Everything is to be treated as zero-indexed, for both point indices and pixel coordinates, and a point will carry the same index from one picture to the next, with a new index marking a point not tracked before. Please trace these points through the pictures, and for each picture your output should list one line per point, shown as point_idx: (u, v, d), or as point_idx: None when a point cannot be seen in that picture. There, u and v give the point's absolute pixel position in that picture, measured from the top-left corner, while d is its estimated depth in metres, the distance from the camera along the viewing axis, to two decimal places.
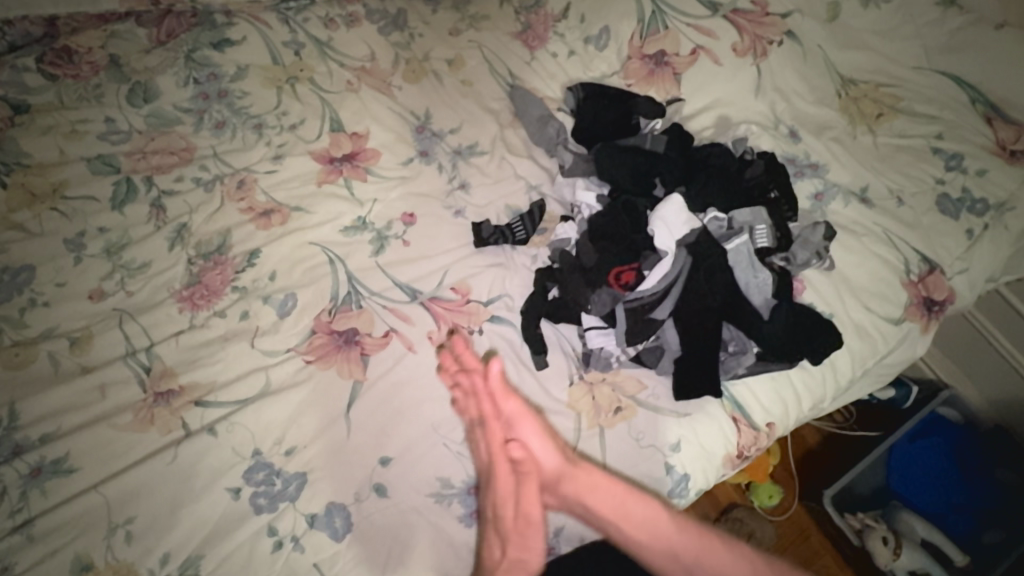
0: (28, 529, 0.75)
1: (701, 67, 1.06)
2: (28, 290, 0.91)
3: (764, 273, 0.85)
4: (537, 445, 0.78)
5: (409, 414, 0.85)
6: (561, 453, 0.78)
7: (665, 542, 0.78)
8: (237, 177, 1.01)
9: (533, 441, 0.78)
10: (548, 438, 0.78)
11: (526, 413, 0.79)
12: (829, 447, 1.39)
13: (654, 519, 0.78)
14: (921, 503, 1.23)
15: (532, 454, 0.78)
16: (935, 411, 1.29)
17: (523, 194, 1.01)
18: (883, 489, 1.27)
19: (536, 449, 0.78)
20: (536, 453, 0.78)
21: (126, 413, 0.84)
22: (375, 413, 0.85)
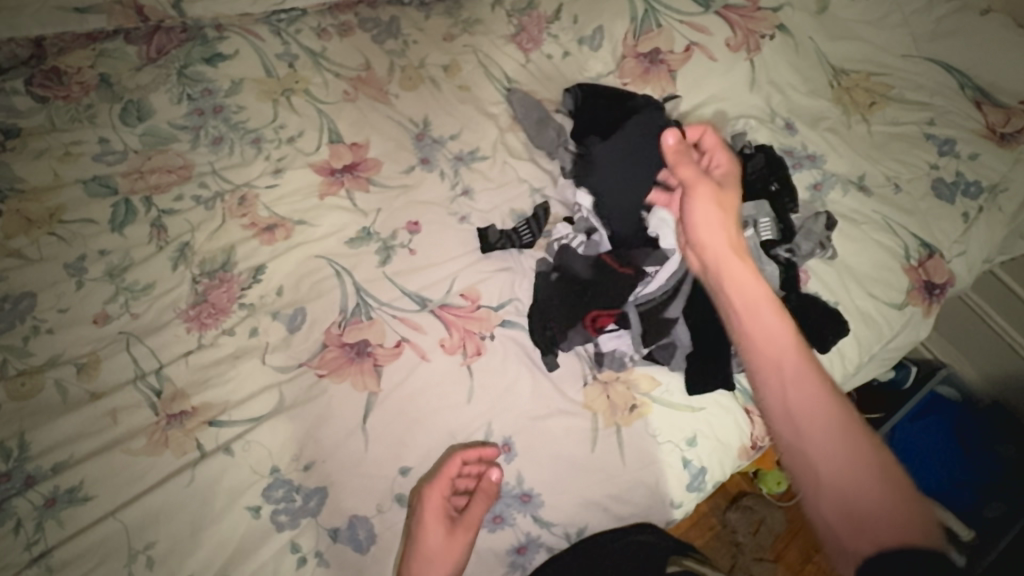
0: (47, 561, 0.75)
1: (696, 63, 1.07)
2: (31, 318, 0.90)
3: (772, 265, 0.86)
4: (707, 213, 0.76)
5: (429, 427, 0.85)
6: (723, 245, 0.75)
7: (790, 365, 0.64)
8: (237, 193, 1.00)
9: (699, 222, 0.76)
10: (714, 224, 0.76)
11: (710, 181, 0.80)
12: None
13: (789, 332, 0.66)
14: (926, 482, 1.24)
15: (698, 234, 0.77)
16: (935, 390, 1.32)
17: (527, 198, 1.01)
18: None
19: (707, 213, 0.77)
20: (709, 216, 0.77)
21: (139, 437, 0.83)
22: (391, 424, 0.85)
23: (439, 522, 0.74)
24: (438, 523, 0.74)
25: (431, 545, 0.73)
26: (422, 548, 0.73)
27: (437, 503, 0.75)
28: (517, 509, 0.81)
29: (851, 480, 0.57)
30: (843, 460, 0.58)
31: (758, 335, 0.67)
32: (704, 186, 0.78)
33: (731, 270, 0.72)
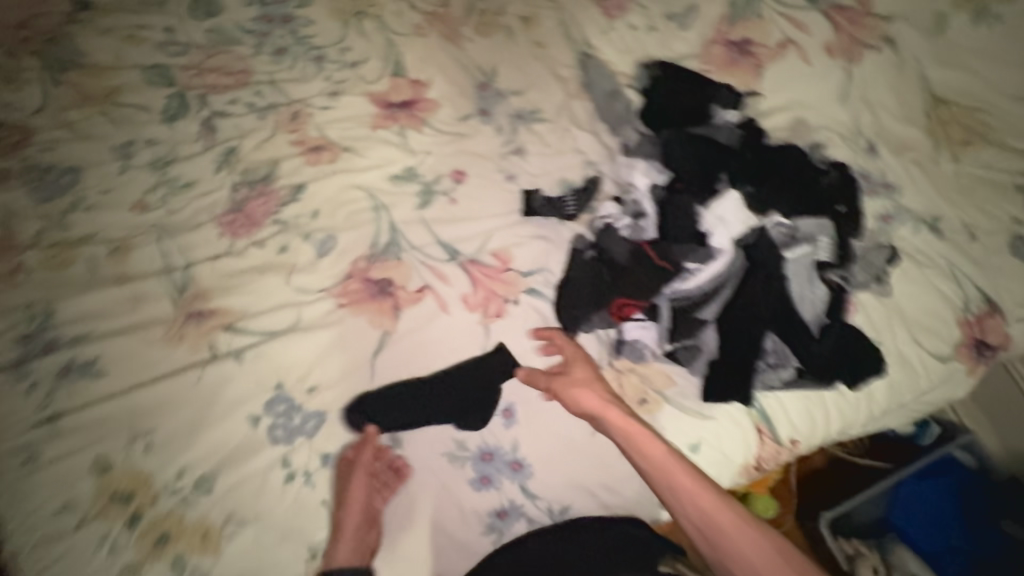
0: (55, 424, 0.80)
1: (787, 62, 1.01)
2: (74, 192, 0.92)
3: (820, 289, 0.82)
4: (580, 399, 0.77)
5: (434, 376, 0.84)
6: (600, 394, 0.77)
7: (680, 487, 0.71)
8: (292, 108, 0.99)
9: (578, 393, 0.77)
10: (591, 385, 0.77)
11: (601, 380, 0.79)
12: (834, 471, 1.37)
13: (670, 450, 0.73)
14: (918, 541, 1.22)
15: (581, 407, 0.77)
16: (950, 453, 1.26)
17: (579, 169, 0.96)
18: (882, 520, 1.25)
19: (585, 394, 0.77)
20: (623, 421, 0.75)
21: (158, 327, 0.86)
22: (402, 392, 0.82)
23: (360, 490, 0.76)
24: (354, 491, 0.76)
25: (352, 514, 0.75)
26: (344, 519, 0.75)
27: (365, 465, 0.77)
28: (506, 475, 0.80)
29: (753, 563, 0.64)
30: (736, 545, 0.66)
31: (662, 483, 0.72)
32: (572, 365, 0.80)
33: (616, 425, 0.75)
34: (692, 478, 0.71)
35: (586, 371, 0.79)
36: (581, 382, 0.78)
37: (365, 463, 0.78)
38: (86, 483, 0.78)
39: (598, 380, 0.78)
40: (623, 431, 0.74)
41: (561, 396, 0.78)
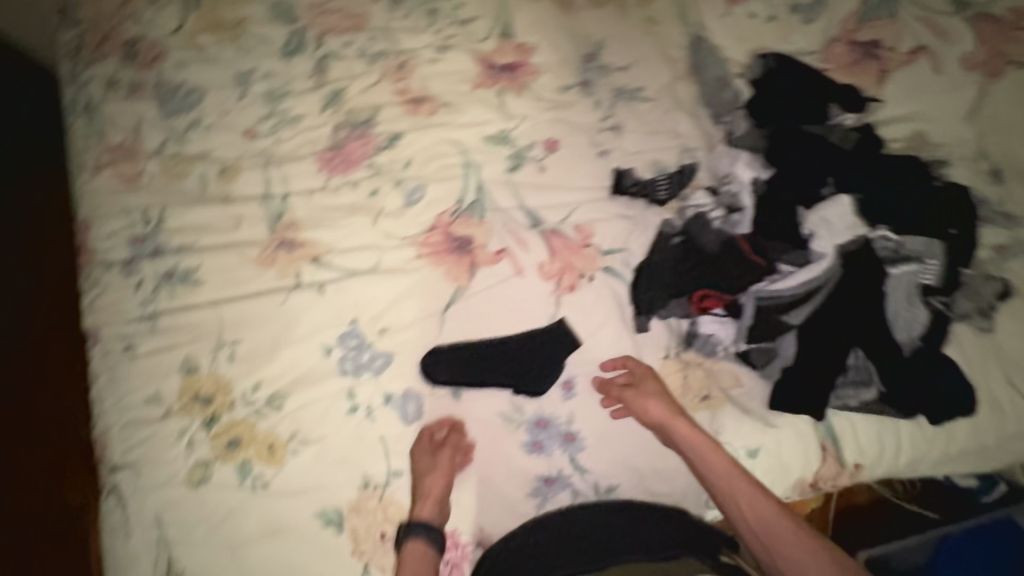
0: (154, 322, 0.88)
1: (917, 68, 0.95)
2: (195, 112, 0.99)
3: (920, 311, 0.77)
4: (651, 412, 0.78)
5: (504, 343, 0.85)
6: (670, 409, 0.79)
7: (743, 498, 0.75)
8: (400, 58, 1.02)
9: (650, 407, 0.78)
10: (663, 399, 0.79)
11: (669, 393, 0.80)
12: (874, 508, 1.22)
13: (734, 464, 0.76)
14: None
15: (652, 419, 0.79)
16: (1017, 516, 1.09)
17: (675, 154, 0.94)
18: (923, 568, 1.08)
19: (656, 407, 0.78)
20: (694, 436, 0.77)
21: (253, 248, 0.91)
22: (472, 355, 0.84)
23: (445, 465, 0.79)
24: (441, 465, 0.79)
25: (438, 483, 0.78)
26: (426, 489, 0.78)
27: (451, 444, 0.80)
28: (558, 445, 0.81)
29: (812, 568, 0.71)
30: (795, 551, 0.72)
31: (728, 494, 0.76)
32: (642, 376, 0.80)
33: (687, 440, 0.77)
34: (755, 492, 0.75)
35: (656, 384, 0.80)
36: (653, 395, 0.79)
37: (453, 444, 0.80)
38: (174, 380, 0.85)
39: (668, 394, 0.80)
40: (691, 444, 0.77)
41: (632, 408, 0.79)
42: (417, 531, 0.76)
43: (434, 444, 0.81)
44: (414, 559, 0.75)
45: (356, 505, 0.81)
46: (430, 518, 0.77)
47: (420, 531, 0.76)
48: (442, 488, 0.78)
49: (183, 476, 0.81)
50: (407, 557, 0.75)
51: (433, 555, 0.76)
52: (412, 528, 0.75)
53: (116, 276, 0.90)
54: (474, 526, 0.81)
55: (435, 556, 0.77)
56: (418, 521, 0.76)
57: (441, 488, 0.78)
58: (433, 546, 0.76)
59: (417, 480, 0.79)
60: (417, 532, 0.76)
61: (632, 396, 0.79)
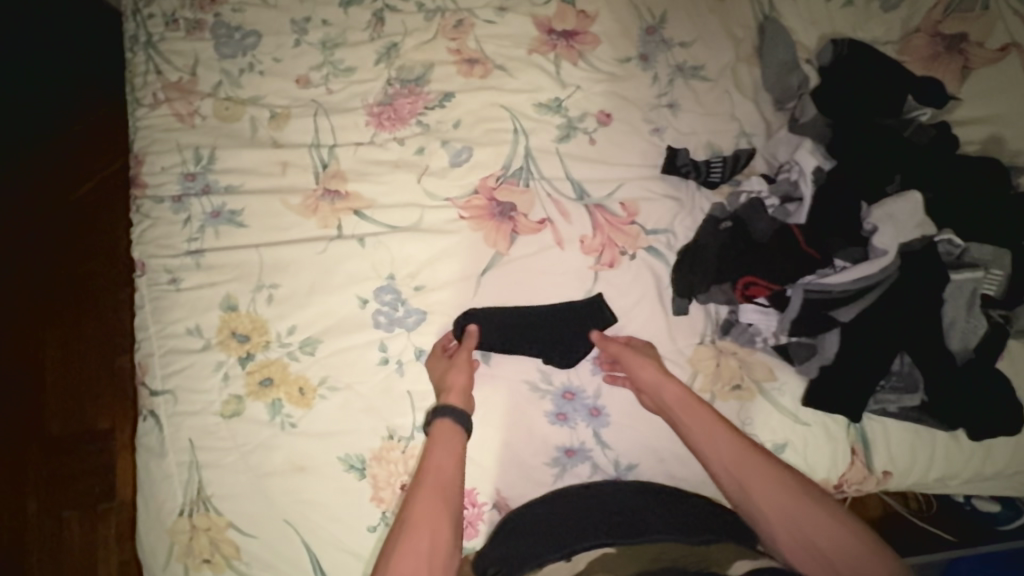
0: (198, 258, 0.90)
1: (1003, 69, 0.89)
2: (251, 55, 0.99)
3: (980, 321, 0.73)
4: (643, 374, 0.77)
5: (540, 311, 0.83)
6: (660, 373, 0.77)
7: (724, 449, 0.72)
8: (457, 16, 1.00)
9: (642, 370, 0.77)
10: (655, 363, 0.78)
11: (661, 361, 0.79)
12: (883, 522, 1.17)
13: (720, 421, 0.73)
14: None
15: (643, 383, 0.77)
16: None
17: (732, 138, 0.92)
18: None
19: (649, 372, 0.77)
20: (680, 396, 0.75)
21: (297, 196, 0.92)
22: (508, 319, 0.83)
23: (465, 361, 0.80)
24: (460, 361, 0.80)
25: (460, 377, 0.79)
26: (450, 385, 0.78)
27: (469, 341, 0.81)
28: (582, 418, 0.82)
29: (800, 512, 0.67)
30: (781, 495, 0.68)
31: (711, 450, 0.73)
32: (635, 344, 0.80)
33: (673, 401, 0.75)
34: (735, 439, 0.72)
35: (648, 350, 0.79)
36: (646, 359, 0.78)
37: (468, 346, 0.81)
38: (214, 316, 0.88)
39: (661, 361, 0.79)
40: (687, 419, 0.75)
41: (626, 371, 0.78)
42: (445, 413, 0.76)
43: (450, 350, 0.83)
44: (443, 444, 0.75)
45: (379, 454, 0.83)
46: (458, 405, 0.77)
47: (446, 415, 0.76)
48: (464, 380, 0.79)
49: (217, 407, 0.84)
50: (434, 444, 0.74)
51: (462, 437, 0.77)
52: (441, 409, 0.76)
53: (163, 210, 0.92)
54: (492, 488, 0.81)
55: (464, 438, 0.77)
56: (445, 405, 0.76)
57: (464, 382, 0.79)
58: (461, 426, 0.76)
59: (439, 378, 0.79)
60: (446, 414, 0.76)
61: (626, 361, 0.79)
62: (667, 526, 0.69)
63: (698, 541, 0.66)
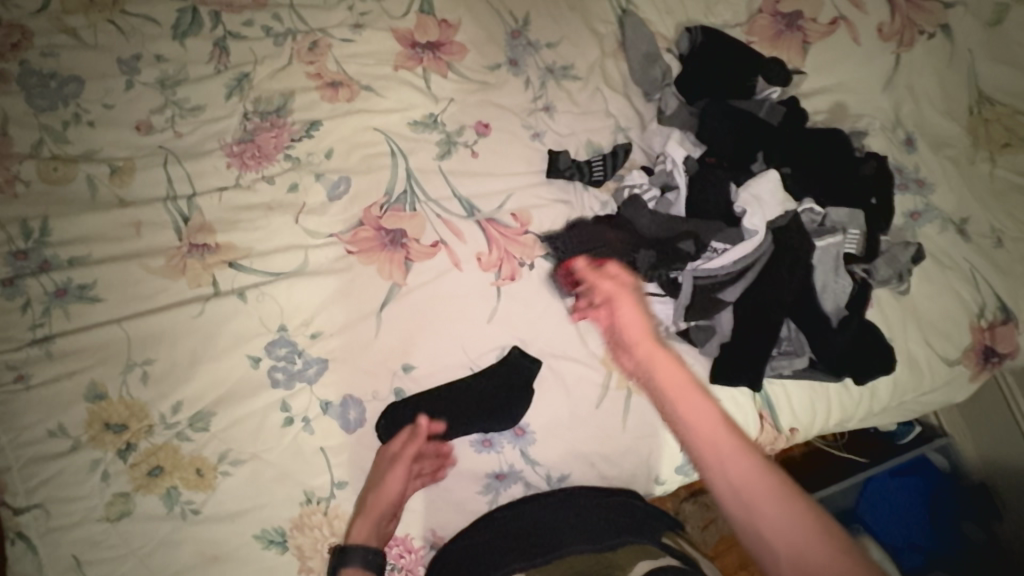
0: (48, 346, 0.78)
1: (837, 40, 0.97)
2: (74, 105, 0.87)
3: (846, 280, 0.80)
4: (627, 317, 0.66)
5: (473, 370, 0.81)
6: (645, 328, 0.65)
7: (723, 446, 0.54)
8: (311, 37, 0.94)
9: (630, 315, 0.66)
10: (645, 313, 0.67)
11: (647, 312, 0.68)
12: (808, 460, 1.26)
13: (722, 413, 0.57)
14: (881, 541, 1.13)
15: (627, 337, 0.66)
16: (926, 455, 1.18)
17: (609, 134, 0.93)
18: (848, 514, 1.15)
19: (632, 314, 0.66)
20: (669, 368, 0.61)
21: (158, 257, 0.82)
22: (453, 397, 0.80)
23: (398, 482, 0.76)
24: (395, 474, 0.76)
25: (387, 496, 0.75)
26: (374, 499, 0.75)
27: (410, 454, 0.77)
28: (508, 440, 0.80)
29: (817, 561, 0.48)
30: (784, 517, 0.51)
31: (714, 460, 0.54)
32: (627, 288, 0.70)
33: (666, 371, 0.61)
34: (739, 444, 0.55)
35: (642, 302, 0.69)
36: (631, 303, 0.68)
37: (411, 455, 0.77)
38: (79, 409, 0.76)
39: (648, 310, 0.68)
40: (698, 437, 0.56)
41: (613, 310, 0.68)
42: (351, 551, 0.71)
43: (394, 453, 0.77)
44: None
45: (299, 523, 0.77)
46: (371, 536, 0.73)
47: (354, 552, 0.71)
48: (389, 500, 0.75)
49: (100, 513, 0.74)
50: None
51: None
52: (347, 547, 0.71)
53: None
54: (425, 530, 0.79)
55: None
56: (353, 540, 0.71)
57: (390, 503, 0.75)
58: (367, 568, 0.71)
59: (369, 489, 0.76)
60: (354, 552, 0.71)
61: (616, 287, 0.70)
62: (581, 537, 0.70)
63: (608, 549, 0.69)
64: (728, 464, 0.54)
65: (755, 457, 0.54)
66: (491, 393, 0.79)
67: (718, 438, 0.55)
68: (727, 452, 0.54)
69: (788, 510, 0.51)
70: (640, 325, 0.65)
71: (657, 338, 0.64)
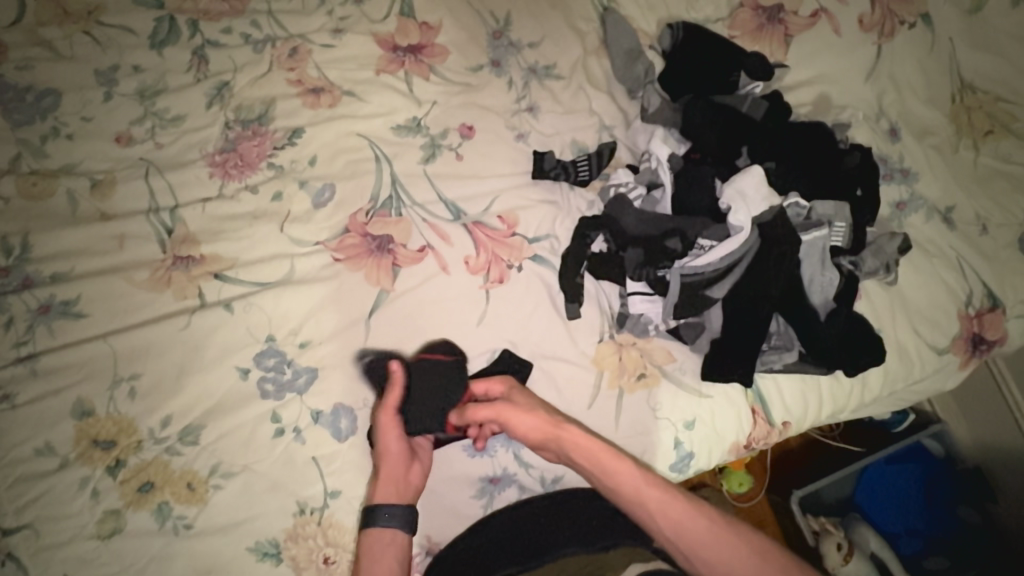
0: (33, 363, 0.76)
1: (819, 32, 0.97)
2: (52, 118, 0.86)
3: (833, 273, 0.79)
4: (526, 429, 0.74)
5: (458, 384, 0.77)
6: (546, 417, 0.74)
7: (650, 504, 0.67)
8: (291, 43, 0.93)
9: (527, 421, 0.74)
10: (535, 410, 0.75)
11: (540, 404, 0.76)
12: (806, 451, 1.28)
13: (644, 476, 0.69)
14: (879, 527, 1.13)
15: (534, 438, 0.74)
16: (921, 442, 1.18)
17: (594, 133, 0.93)
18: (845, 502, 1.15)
19: (530, 420, 0.74)
20: (587, 443, 0.72)
21: (143, 270, 0.82)
22: (433, 376, 0.77)
23: (398, 430, 0.74)
24: (389, 432, 0.74)
25: (392, 448, 0.74)
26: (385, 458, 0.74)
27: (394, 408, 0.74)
28: (501, 443, 0.80)
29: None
30: (720, 548, 0.63)
31: (650, 519, 0.67)
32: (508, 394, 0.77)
33: (583, 450, 0.72)
34: (665, 499, 0.67)
35: (528, 398, 0.77)
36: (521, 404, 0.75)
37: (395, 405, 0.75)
38: (66, 427, 0.75)
39: (538, 403, 0.76)
40: (633, 499, 0.68)
41: (506, 428, 0.75)
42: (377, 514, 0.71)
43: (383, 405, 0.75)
44: (379, 543, 0.71)
45: (293, 533, 0.76)
46: (391, 495, 0.72)
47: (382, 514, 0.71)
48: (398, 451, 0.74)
49: (91, 531, 0.73)
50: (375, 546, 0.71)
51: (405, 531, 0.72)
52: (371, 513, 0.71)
53: None
54: (421, 536, 0.78)
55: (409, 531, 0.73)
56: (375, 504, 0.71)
57: (397, 454, 0.74)
58: (399, 527, 0.72)
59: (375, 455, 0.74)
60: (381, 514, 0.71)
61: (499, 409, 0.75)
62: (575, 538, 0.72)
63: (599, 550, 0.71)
64: (659, 520, 0.66)
65: (682, 506, 0.67)
66: (479, 396, 0.79)
67: (644, 500, 0.68)
68: (654, 510, 0.67)
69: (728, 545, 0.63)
70: (540, 423, 0.74)
71: (564, 423, 0.74)
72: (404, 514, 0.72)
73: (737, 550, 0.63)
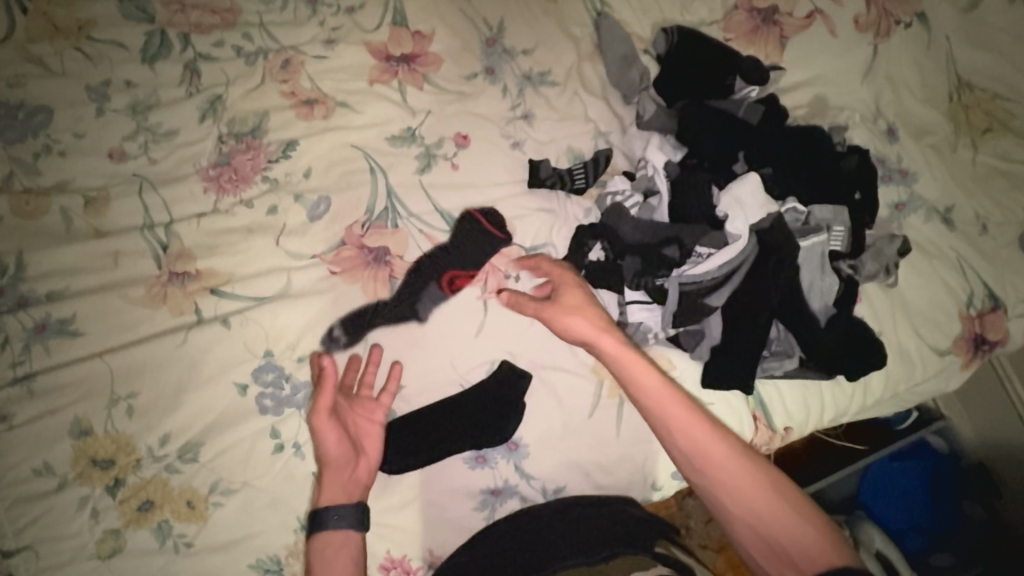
0: (30, 384, 0.76)
1: (814, 34, 0.97)
2: (44, 135, 0.86)
3: (832, 279, 0.79)
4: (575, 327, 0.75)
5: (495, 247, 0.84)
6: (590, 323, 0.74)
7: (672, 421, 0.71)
8: (283, 55, 0.92)
9: (575, 326, 0.74)
10: (587, 311, 0.75)
11: (592, 305, 0.76)
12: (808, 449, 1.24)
13: (670, 392, 0.71)
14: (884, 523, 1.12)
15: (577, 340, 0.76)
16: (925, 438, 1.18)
17: (590, 140, 0.92)
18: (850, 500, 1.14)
19: (577, 322, 0.74)
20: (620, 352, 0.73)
21: (138, 287, 0.81)
22: (478, 236, 0.85)
23: (332, 435, 0.74)
24: (323, 427, 0.73)
25: (329, 446, 0.73)
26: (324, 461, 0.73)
27: (326, 405, 0.74)
28: (501, 454, 0.80)
29: (756, 506, 0.67)
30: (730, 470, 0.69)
31: (669, 434, 0.71)
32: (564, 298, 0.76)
33: (621, 363, 0.72)
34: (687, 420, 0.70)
35: (578, 301, 0.76)
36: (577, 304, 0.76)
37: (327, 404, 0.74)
38: (64, 447, 0.74)
39: (590, 306, 0.75)
40: (653, 409, 0.71)
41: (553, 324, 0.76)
42: (320, 518, 0.70)
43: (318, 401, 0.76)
44: (330, 546, 0.70)
45: (295, 550, 0.76)
46: (332, 496, 0.71)
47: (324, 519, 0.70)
48: (332, 452, 0.73)
49: (91, 551, 0.72)
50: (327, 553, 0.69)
51: (355, 533, 0.71)
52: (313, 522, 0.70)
53: None
54: (423, 551, 0.77)
55: (359, 532, 0.71)
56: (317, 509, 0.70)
57: (337, 454, 0.74)
58: (349, 529, 0.70)
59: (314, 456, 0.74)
60: (323, 519, 0.70)
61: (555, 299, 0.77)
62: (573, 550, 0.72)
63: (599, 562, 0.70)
64: (681, 437, 0.70)
65: (704, 429, 0.70)
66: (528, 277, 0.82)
67: (670, 411, 0.71)
68: (675, 424, 0.71)
69: (739, 470, 0.69)
70: (590, 327, 0.74)
71: (607, 328, 0.73)
72: (352, 513, 0.71)
73: (746, 478, 0.68)
